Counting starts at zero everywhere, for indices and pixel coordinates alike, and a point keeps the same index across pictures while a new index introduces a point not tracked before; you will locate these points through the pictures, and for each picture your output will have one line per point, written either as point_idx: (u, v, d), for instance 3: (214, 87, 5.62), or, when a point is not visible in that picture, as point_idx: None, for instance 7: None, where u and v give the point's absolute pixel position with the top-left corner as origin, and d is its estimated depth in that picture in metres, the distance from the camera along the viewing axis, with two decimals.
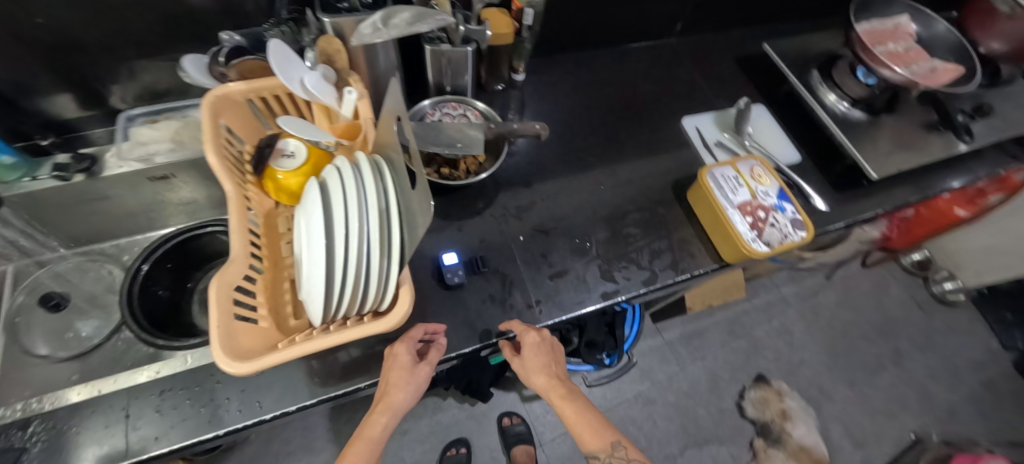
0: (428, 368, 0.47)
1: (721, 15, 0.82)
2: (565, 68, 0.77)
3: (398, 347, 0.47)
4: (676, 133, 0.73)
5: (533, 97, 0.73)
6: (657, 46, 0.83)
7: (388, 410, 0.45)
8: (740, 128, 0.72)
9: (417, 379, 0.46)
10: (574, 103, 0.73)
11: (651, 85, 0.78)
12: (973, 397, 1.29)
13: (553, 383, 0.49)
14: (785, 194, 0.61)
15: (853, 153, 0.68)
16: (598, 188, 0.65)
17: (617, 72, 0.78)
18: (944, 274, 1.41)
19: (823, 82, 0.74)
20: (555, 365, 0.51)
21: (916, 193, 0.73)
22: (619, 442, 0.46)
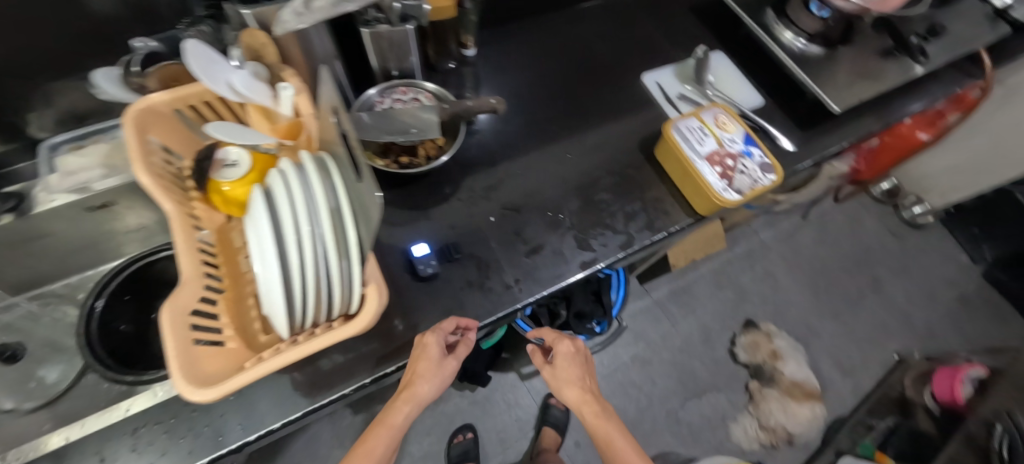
0: (455, 362, 0.47)
1: None
2: (516, 37, 0.73)
3: (430, 338, 0.46)
4: (638, 91, 0.71)
5: (488, 72, 0.70)
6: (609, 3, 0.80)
7: (411, 399, 0.45)
8: (700, 78, 0.70)
9: (443, 373, 0.46)
10: (531, 74, 0.71)
11: (608, 44, 0.76)
12: (950, 312, 1.35)
13: (588, 397, 0.52)
14: (751, 138, 0.61)
15: (813, 89, 0.68)
16: (565, 157, 0.64)
17: (571, 35, 0.75)
18: (912, 199, 1.46)
19: (778, 21, 0.72)
20: (589, 381, 0.53)
21: (878, 122, 0.74)
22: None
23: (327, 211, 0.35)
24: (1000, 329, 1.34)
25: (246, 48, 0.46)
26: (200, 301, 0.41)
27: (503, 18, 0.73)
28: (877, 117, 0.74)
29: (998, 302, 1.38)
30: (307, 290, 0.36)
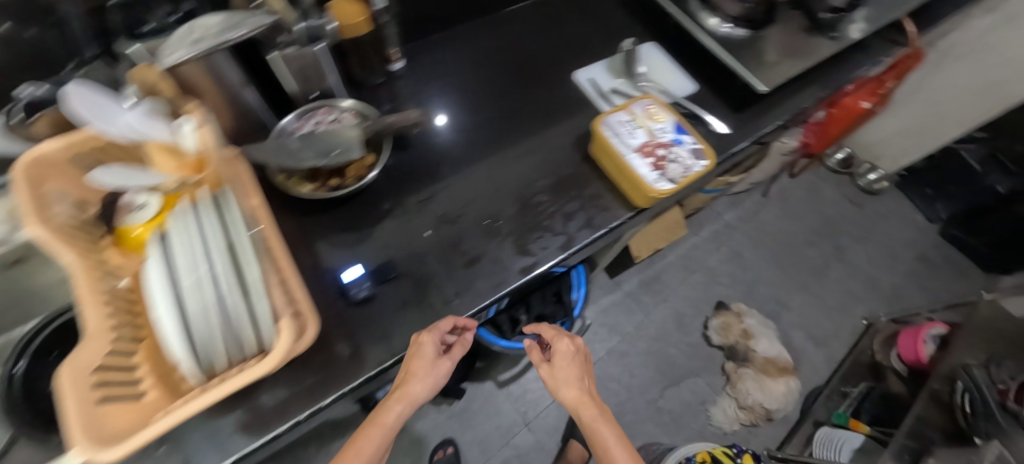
0: (449, 362, 0.48)
1: None
2: (445, 46, 0.72)
3: (425, 336, 0.46)
4: (571, 90, 0.71)
5: (417, 84, 0.69)
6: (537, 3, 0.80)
7: (404, 398, 0.46)
8: (631, 72, 0.71)
9: (438, 372, 0.47)
10: (462, 81, 0.70)
11: (539, 44, 0.76)
12: (912, 272, 1.38)
13: (586, 399, 0.51)
14: (682, 126, 0.61)
15: (740, 71, 0.68)
16: (501, 163, 0.63)
17: (502, 39, 0.75)
18: (867, 167, 1.50)
19: (701, 8, 0.72)
20: (588, 384, 0.52)
21: (811, 97, 0.75)
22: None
23: (223, 252, 0.36)
24: (961, 284, 1.38)
25: (140, 85, 0.44)
26: (106, 355, 0.38)
27: (429, 27, 0.71)
28: (809, 91, 0.75)
29: (956, 258, 1.42)
30: (211, 332, 0.35)
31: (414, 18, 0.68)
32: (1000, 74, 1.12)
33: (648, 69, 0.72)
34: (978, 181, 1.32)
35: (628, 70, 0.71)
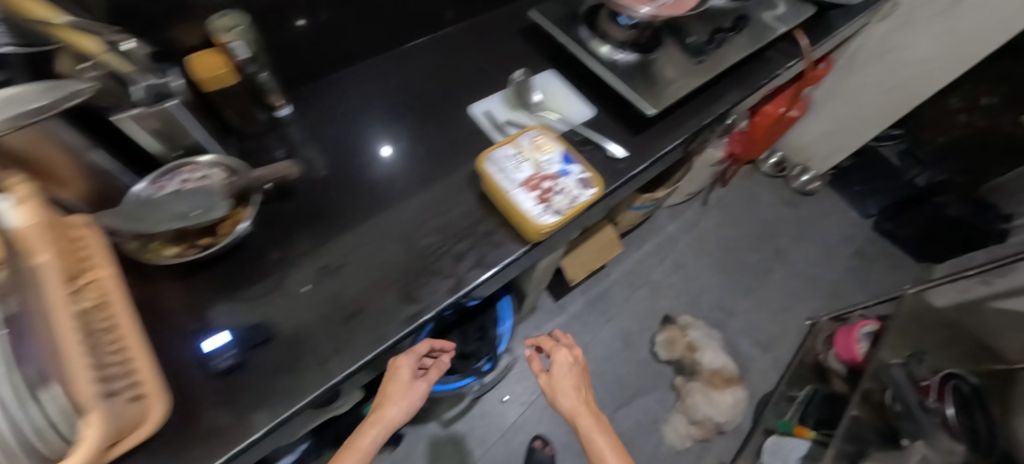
0: (422, 385, 0.61)
1: None
2: (338, 89, 0.71)
3: (402, 360, 0.60)
4: (468, 125, 0.71)
5: (305, 131, 0.68)
6: (433, 41, 0.79)
7: (379, 422, 0.56)
8: (526, 102, 0.71)
9: (412, 391, 0.59)
10: (354, 123, 0.69)
11: (434, 81, 0.75)
12: (851, 268, 1.41)
13: (579, 407, 0.61)
14: (569, 156, 0.60)
15: (629, 96, 0.68)
16: (390, 207, 0.61)
17: (393, 78, 0.74)
18: (799, 169, 1.54)
19: (592, 36, 0.72)
20: (583, 394, 0.63)
21: (709, 114, 0.76)
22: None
23: None
24: (897, 275, 1.42)
25: None
26: None
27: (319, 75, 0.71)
28: (705, 108, 0.76)
29: (890, 250, 1.47)
30: None
31: (293, 66, 0.66)
32: (908, 73, 1.19)
33: (544, 96, 0.71)
34: (899, 176, 1.38)
35: (523, 102, 0.70)
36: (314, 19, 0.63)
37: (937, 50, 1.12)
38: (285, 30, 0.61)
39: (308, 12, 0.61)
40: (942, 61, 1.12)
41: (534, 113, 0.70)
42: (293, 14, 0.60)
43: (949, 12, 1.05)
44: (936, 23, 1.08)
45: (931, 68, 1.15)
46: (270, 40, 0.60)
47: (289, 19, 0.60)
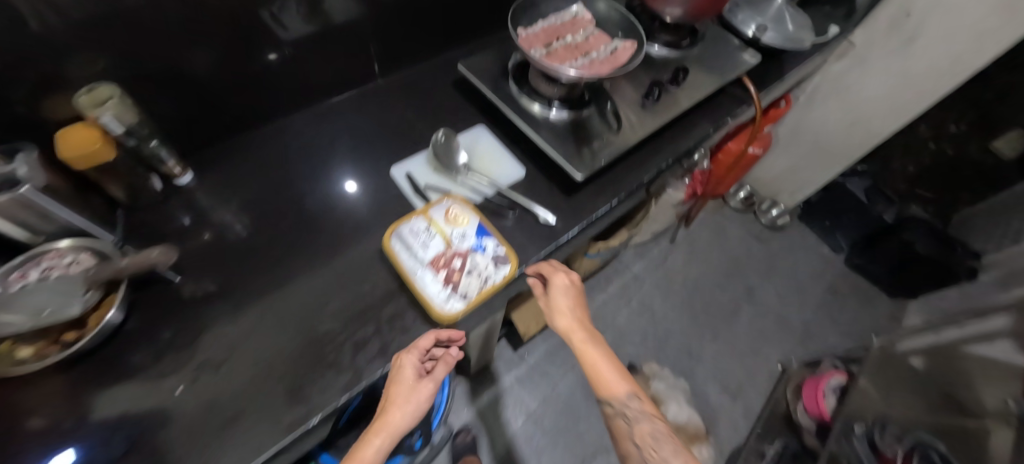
0: (431, 384, 0.51)
1: (415, 44, 0.78)
2: (250, 152, 0.68)
3: (405, 358, 0.50)
4: (389, 188, 0.67)
5: (212, 197, 0.64)
6: (361, 95, 0.77)
7: (383, 431, 0.47)
8: (450, 166, 0.66)
9: (422, 395, 0.49)
10: (264, 191, 0.65)
11: (354, 141, 0.72)
12: (822, 306, 1.37)
13: (574, 328, 0.57)
14: (485, 228, 0.56)
15: (558, 159, 0.64)
16: (295, 282, 0.57)
17: (314, 137, 0.71)
18: (768, 203, 1.51)
19: (522, 92, 0.68)
20: (580, 313, 0.58)
21: (648, 171, 0.72)
22: (634, 394, 0.54)
23: None
24: (871, 314, 1.37)
25: None
26: None
27: (220, 134, 0.66)
28: (644, 164, 0.73)
29: (864, 287, 1.43)
30: None
31: (186, 127, 0.61)
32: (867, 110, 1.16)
33: (470, 161, 0.66)
34: (867, 211, 1.37)
35: (448, 165, 0.66)
36: (209, 78, 0.59)
37: (892, 88, 1.09)
38: (173, 91, 0.57)
39: (201, 69, 0.58)
40: (898, 100, 1.10)
41: (457, 177, 0.66)
42: (182, 73, 0.56)
43: (903, 51, 1.04)
44: (889, 60, 1.07)
45: (888, 107, 1.12)
46: (149, 104, 0.56)
47: (176, 79, 0.56)
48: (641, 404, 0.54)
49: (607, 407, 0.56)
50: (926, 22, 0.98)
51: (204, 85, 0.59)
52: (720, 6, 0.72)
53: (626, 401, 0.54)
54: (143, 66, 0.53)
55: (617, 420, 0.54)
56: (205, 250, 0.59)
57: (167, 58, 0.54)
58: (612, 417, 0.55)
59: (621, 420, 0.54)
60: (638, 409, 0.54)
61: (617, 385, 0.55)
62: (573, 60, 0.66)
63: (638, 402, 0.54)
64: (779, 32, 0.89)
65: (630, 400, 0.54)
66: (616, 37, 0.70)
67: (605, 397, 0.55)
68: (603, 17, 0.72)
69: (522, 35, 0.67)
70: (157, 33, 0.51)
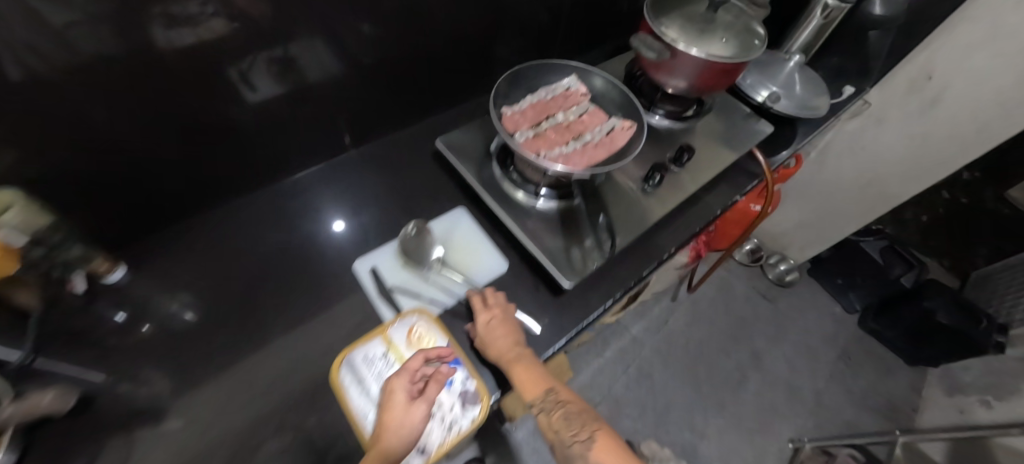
0: (425, 405, 0.43)
1: (392, 116, 0.75)
2: (205, 234, 0.64)
3: (395, 381, 0.44)
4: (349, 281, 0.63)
5: (156, 288, 0.59)
6: (331, 165, 0.74)
7: (377, 458, 0.39)
8: (421, 262, 0.58)
9: (415, 418, 0.41)
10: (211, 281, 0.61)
11: (325, 221, 0.68)
12: (836, 374, 1.27)
13: (490, 335, 0.51)
14: (454, 354, 0.49)
15: (544, 261, 0.56)
16: (248, 394, 0.53)
17: (279, 214, 0.68)
18: (777, 257, 1.42)
19: (506, 177, 0.62)
20: (496, 317, 0.52)
21: (647, 264, 0.65)
22: (552, 389, 0.49)
23: None
24: (889, 383, 1.28)
25: None
26: None
27: (162, 222, 0.61)
28: (643, 256, 0.65)
29: (879, 351, 1.34)
30: None
31: (123, 210, 0.55)
32: (883, 171, 1.08)
33: (444, 256, 0.59)
34: (884, 273, 1.28)
35: (420, 260, 0.59)
36: (153, 155, 0.53)
37: (910, 152, 1.02)
38: (113, 170, 0.51)
39: (146, 147, 0.51)
40: (917, 164, 1.02)
41: (429, 274, 0.58)
42: (123, 151, 0.50)
43: (922, 115, 0.96)
44: (908, 122, 0.99)
45: (906, 171, 1.04)
46: (83, 189, 0.49)
47: (120, 156, 0.50)
48: (557, 395, 0.50)
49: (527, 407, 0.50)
50: (948, 86, 0.91)
51: (148, 164, 0.53)
52: (730, 80, 0.66)
53: (544, 396, 0.49)
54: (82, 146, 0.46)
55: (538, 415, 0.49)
56: (139, 355, 0.54)
57: (106, 137, 0.48)
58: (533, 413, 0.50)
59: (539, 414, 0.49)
60: (555, 401, 0.49)
61: (535, 385, 0.48)
62: (562, 144, 0.59)
63: (555, 394, 0.50)
64: (792, 97, 0.83)
65: (548, 395, 0.49)
66: (612, 115, 0.63)
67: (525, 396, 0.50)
68: (599, 92, 0.66)
69: (507, 114, 0.60)
70: (105, 109, 0.45)
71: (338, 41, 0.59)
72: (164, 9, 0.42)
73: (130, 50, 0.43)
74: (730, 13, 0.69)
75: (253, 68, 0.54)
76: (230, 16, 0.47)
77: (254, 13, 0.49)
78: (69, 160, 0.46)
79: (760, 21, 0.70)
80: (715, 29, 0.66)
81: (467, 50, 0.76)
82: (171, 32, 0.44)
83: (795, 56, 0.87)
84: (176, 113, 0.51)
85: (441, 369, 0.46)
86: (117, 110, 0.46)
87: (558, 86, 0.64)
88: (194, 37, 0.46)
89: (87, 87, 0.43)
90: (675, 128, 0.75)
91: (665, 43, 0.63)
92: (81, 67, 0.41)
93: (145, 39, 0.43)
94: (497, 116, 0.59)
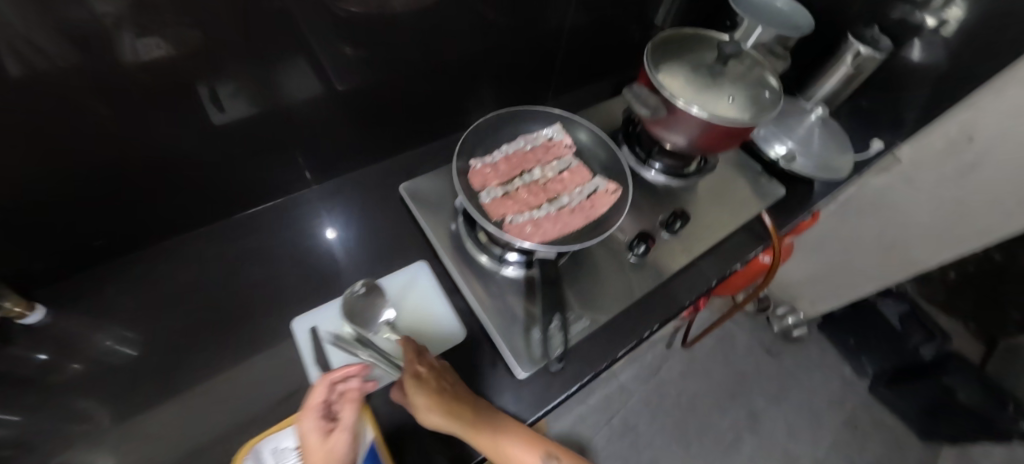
0: (345, 432, 0.41)
1: (376, 142, 0.74)
2: (164, 258, 0.64)
3: (301, 426, 0.42)
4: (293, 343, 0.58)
5: (86, 327, 0.58)
6: (299, 206, 0.72)
7: None
8: (366, 327, 0.51)
9: (336, 454, 0.40)
10: (153, 326, 0.59)
11: (286, 259, 0.66)
12: (840, 444, 1.18)
13: (465, 425, 0.42)
14: (373, 451, 0.45)
15: (500, 346, 0.51)
16: (171, 447, 0.52)
17: (237, 251, 0.66)
18: (785, 308, 1.33)
19: (472, 238, 0.57)
20: (457, 396, 0.44)
21: (627, 339, 0.57)
22: (552, 454, 0.45)
23: None
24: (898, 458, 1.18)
25: None
26: None
27: (117, 249, 0.62)
28: (621, 332, 0.57)
29: (890, 422, 1.23)
30: None
31: (82, 225, 0.56)
32: (911, 234, 0.98)
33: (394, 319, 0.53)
34: (900, 341, 1.20)
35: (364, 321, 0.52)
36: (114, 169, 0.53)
37: (941, 217, 0.92)
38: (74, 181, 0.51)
39: (105, 161, 0.52)
40: (947, 232, 0.92)
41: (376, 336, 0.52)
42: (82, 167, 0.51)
43: (957, 179, 0.86)
44: (942, 186, 0.89)
45: (934, 236, 0.95)
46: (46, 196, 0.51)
47: (78, 169, 0.51)
48: (560, 460, 0.46)
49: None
50: (991, 152, 0.81)
51: (108, 177, 0.54)
52: (737, 141, 0.59)
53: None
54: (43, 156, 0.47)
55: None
56: (61, 403, 0.53)
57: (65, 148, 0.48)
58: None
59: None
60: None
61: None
62: (535, 206, 0.53)
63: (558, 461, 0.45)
64: (809, 155, 0.75)
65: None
66: (596, 173, 0.57)
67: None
68: (584, 143, 0.60)
69: (476, 167, 0.54)
70: None
71: (314, 63, 0.58)
72: (132, 20, 0.42)
73: (94, 61, 0.43)
74: (743, 63, 0.61)
75: (218, 88, 0.53)
76: (196, 31, 0.47)
77: (221, 32, 0.48)
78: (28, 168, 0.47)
79: (777, 73, 0.62)
80: (725, 82, 0.58)
81: (451, 82, 0.73)
82: (139, 43, 0.44)
83: (820, 109, 0.78)
84: (141, 128, 0.51)
85: (351, 387, 0.44)
86: (80, 121, 0.47)
87: (537, 137, 0.59)
88: (160, 52, 0.46)
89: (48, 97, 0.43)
90: (671, 182, 0.72)
91: (663, 97, 0.56)
92: (43, 76, 0.42)
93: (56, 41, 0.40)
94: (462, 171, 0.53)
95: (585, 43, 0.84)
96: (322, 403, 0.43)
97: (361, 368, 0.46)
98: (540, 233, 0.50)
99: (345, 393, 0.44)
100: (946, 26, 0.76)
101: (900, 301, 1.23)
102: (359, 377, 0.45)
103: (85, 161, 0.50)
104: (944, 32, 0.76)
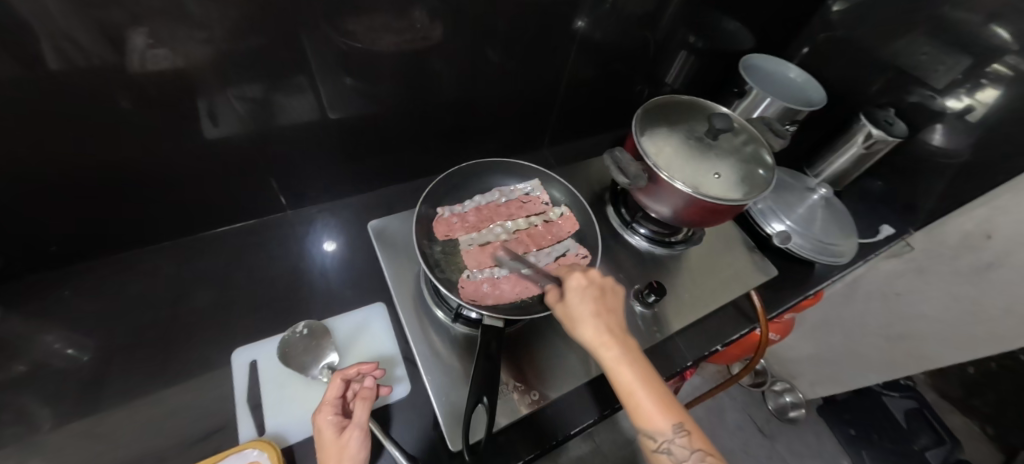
0: (358, 428, 0.46)
1: (373, 171, 0.75)
2: (139, 267, 0.64)
3: (320, 418, 0.46)
4: (235, 375, 0.56)
5: (31, 326, 0.58)
6: (287, 227, 0.72)
7: None
8: (305, 366, 0.55)
9: (348, 447, 0.44)
10: (110, 333, 0.59)
11: (255, 282, 0.65)
12: None
13: (604, 337, 0.45)
14: None
15: (441, 416, 0.50)
16: None
17: (207, 268, 0.66)
18: (784, 386, 1.32)
19: (433, 293, 0.58)
20: (605, 316, 0.46)
21: (589, 416, 0.56)
22: (682, 426, 0.41)
23: None
24: None
25: None
26: None
27: (77, 254, 0.61)
28: (581, 407, 0.57)
29: None
30: None
31: (62, 222, 0.56)
32: (914, 332, 0.91)
33: (335, 361, 0.56)
34: (907, 440, 1.23)
35: (304, 366, 0.55)
36: (99, 172, 0.54)
37: (955, 314, 0.83)
38: (62, 180, 0.52)
39: (94, 164, 0.53)
40: (963, 331, 0.84)
41: (316, 378, 0.55)
42: (71, 167, 0.52)
43: (973, 276, 0.79)
44: (956, 285, 0.81)
45: (948, 333, 0.86)
46: (25, 187, 0.51)
47: (71, 169, 0.52)
48: (692, 441, 0.41)
49: (642, 441, 0.42)
50: (1011, 253, 0.72)
51: (93, 182, 0.54)
52: (727, 217, 0.55)
53: (671, 435, 0.41)
54: (34, 151, 0.48)
55: (657, 456, 0.41)
56: None
57: (58, 145, 0.49)
58: (650, 451, 0.42)
59: (664, 457, 0.41)
60: (686, 447, 0.41)
61: (656, 417, 0.41)
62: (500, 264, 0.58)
63: (687, 437, 0.41)
64: (808, 236, 0.72)
65: (675, 435, 0.41)
66: (567, 238, 0.62)
67: (643, 428, 0.42)
68: (560, 203, 0.66)
69: (443, 216, 0.61)
70: None
71: (313, 86, 0.58)
72: (144, 29, 0.44)
73: (101, 62, 0.44)
74: (737, 138, 0.59)
75: (218, 104, 0.54)
76: (204, 47, 0.48)
77: (230, 51, 0.49)
78: (18, 160, 0.48)
79: (774, 150, 0.59)
80: (714, 156, 0.56)
81: (444, 123, 0.74)
82: (147, 53, 0.46)
83: (822, 189, 0.75)
84: (130, 138, 0.52)
85: (364, 385, 0.49)
86: (70, 126, 0.48)
87: (499, 197, 0.64)
88: (168, 63, 0.47)
89: (50, 95, 0.45)
90: (653, 249, 0.69)
91: (647, 165, 0.55)
92: (22, 82, 0.43)
93: (30, 52, 0.41)
94: (451, 206, 0.62)
95: (589, 95, 0.83)
96: (338, 398, 0.48)
97: (373, 368, 0.51)
98: (495, 294, 0.55)
99: (359, 389, 0.48)
100: (972, 111, 0.71)
101: (907, 396, 1.27)
102: (366, 377, 0.50)
103: (70, 165, 0.51)
104: (971, 117, 0.72)
